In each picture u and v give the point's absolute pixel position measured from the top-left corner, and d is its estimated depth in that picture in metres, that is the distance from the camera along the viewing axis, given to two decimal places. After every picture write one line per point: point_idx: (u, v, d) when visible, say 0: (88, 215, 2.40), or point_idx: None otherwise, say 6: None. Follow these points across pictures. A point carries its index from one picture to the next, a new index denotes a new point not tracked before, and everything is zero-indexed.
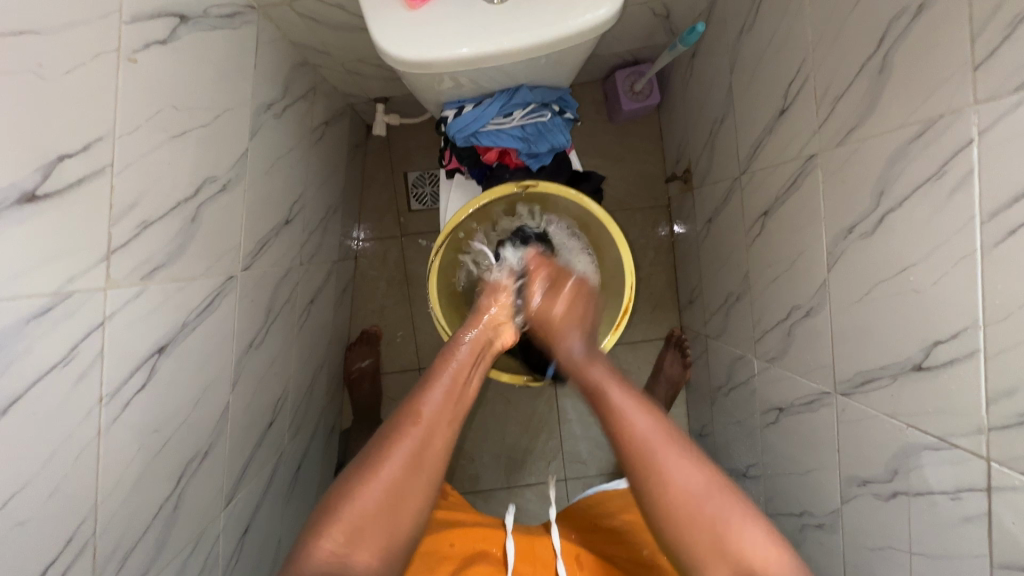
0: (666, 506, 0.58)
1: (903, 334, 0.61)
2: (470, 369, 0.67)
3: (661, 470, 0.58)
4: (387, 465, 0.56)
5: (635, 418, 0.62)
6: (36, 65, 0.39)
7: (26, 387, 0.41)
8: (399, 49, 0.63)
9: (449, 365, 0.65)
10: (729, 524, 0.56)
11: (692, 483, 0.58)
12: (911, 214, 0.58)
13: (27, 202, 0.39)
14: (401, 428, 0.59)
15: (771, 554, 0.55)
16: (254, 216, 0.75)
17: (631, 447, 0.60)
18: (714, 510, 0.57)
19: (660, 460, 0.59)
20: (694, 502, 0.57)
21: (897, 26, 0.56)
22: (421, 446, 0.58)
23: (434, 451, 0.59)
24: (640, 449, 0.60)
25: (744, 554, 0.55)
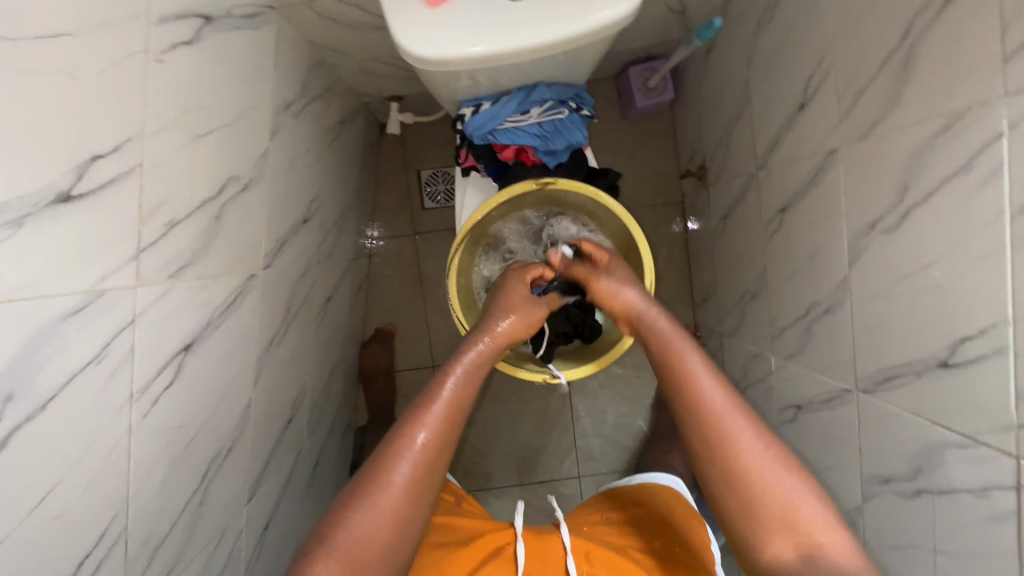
0: (734, 473, 0.57)
1: (928, 330, 0.60)
2: (470, 385, 0.64)
3: (731, 436, 0.58)
4: (390, 488, 0.53)
5: (704, 381, 0.61)
6: (70, 67, 0.40)
7: (63, 383, 0.42)
8: (420, 47, 0.63)
9: (450, 382, 0.63)
10: (789, 494, 0.55)
11: (761, 451, 0.57)
12: (937, 210, 0.57)
13: (62, 202, 0.40)
14: (403, 445, 0.56)
15: (827, 527, 0.53)
16: (274, 214, 0.75)
17: (698, 410, 0.60)
18: (778, 480, 0.56)
19: (729, 426, 0.58)
20: (758, 468, 0.56)
21: (923, 18, 0.56)
22: (421, 468, 0.55)
23: (431, 474, 0.56)
24: (709, 413, 0.59)
25: (807, 522, 0.53)
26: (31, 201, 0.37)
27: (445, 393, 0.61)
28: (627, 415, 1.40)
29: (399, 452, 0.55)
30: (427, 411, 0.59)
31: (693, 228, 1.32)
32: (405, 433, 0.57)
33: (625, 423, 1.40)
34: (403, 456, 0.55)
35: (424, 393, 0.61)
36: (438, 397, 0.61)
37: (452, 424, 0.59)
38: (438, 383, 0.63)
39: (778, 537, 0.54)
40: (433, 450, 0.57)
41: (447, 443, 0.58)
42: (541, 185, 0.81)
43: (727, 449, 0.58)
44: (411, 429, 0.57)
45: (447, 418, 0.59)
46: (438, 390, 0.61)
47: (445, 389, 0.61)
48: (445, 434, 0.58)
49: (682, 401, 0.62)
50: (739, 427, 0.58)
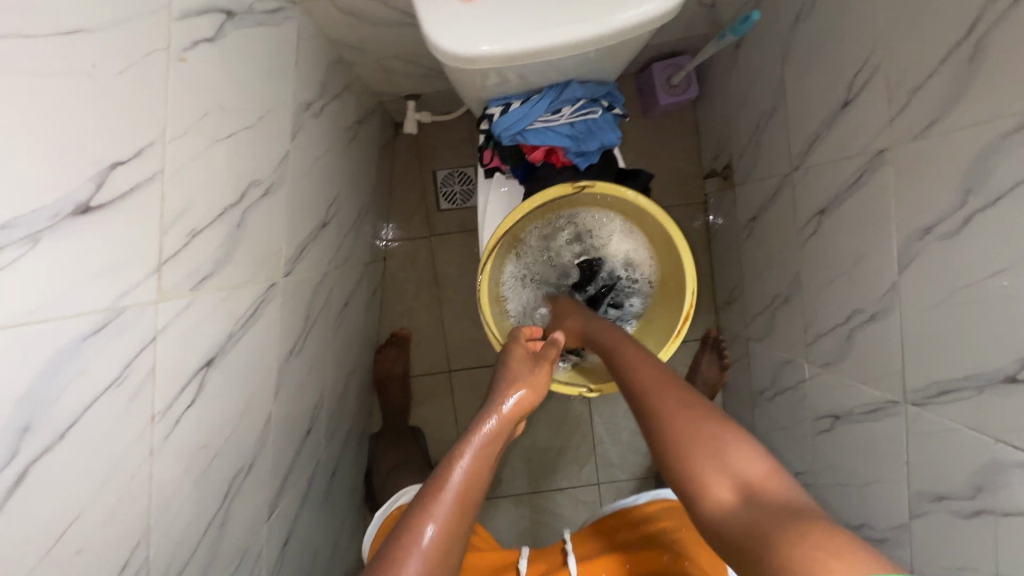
0: (670, 440, 0.52)
1: (993, 342, 0.57)
2: (483, 472, 0.56)
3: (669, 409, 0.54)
4: None
5: (643, 368, 0.63)
6: (89, 66, 0.37)
7: (82, 409, 0.39)
8: (452, 43, 0.60)
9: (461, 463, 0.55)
10: (723, 443, 0.49)
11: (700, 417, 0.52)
12: (1006, 215, 0.53)
13: (81, 214, 0.37)
14: (410, 539, 0.48)
15: (773, 476, 0.45)
16: (295, 219, 0.72)
17: (646, 396, 0.59)
18: (707, 432, 0.50)
19: (667, 396, 0.56)
20: (686, 419, 0.52)
21: (994, 10, 0.52)
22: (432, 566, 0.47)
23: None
24: (643, 391, 0.59)
25: (740, 461, 0.47)
26: (48, 213, 0.34)
27: (454, 479, 0.53)
28: None
29: (405, 552, 0.47)
30: (436, 499, 0.51)
31: (716, 229, 1.29)
32: (415, 518, 0.49)
33: None
34: (410, 546, 0.47)
35: (429, 480, 0.53)
36: (447, 485, 0.52)
37: (465, 514, 0.52)
38: (447, 467, 0.54)
39: (715, 477, 0.47)
40: (444, 537, 0.49)
41: (457, 537, 0.50)
42: (578, 188, 0.78)
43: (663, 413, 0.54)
44: (418, 518, 0.49)
45: (457, 507, 0.51)
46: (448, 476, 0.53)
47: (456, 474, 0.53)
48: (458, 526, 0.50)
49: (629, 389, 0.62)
50: (678, 402, 0.55)
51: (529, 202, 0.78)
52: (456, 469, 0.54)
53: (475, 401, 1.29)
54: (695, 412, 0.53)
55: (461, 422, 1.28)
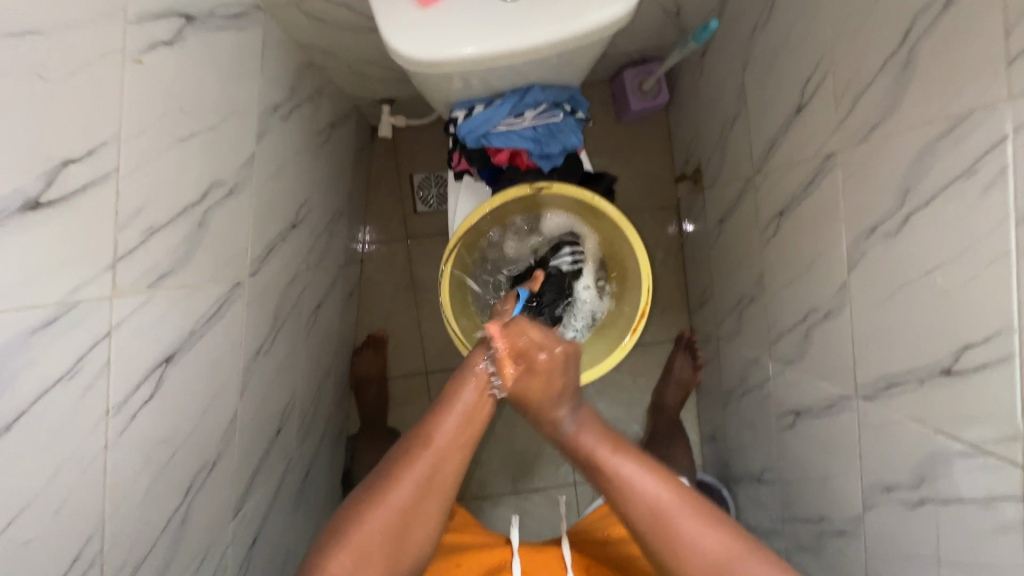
0: (677, 560, 0.58)
1: (931, 336, 0.59)
2: (485, 406, 0.64)
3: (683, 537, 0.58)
4: (397, 493, 0.57)
5: (641, 484, 0.61)
6: (39, 67, 0.38)
7: (31, 401, 0.39)
8: (410, 47, 0.61)
9: (460, 399, 0.62)
10: None
11: (712, 543, 0.58)
12: (939, 213, 0.56)
13: (30, 209, 0.38)
14: (416, 454, 0.58)
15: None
16: (262, 219, 0.73)
17: (649, 527, 0.59)
18: (735, 566, 0.57)
19: (682, 532, 0.58)
20: (706, 555, 0.58)
21: (924, 20, 0.55)
22: (424, 486, 0.58)
23: (442, 480, 0.59)
24: (652, 515, 0.59)
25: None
26: None
27: (453, 416, 0.61)
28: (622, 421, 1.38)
29: (403, 470, 0.57)
30: (433, 436, 0.60)
31: (689, 233, 1.32)
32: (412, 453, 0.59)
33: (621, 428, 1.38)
34: (411, 468, 0.58)
35: (436, 407, 0.62)
36: (452, 409, 0.62)
37: (459, 446, 0.61)
38: (447, 399, 0.62)
39: None
40: (435, 473, 0.58)
41: (458, 455, 0.60)
42: (536, 188, 0.80)
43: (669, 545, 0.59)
44: (416, 450, 0.59)
45: (451, 442, 0.60)
46: (452, 403, 0.62)
47: (460, 402, 0.62)
48: (453, 452, 0.60)
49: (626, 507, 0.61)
50: (719, 560, 0.57)
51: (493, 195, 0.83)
52: (458, 400, 0.62)
53: None
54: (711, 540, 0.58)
55: None
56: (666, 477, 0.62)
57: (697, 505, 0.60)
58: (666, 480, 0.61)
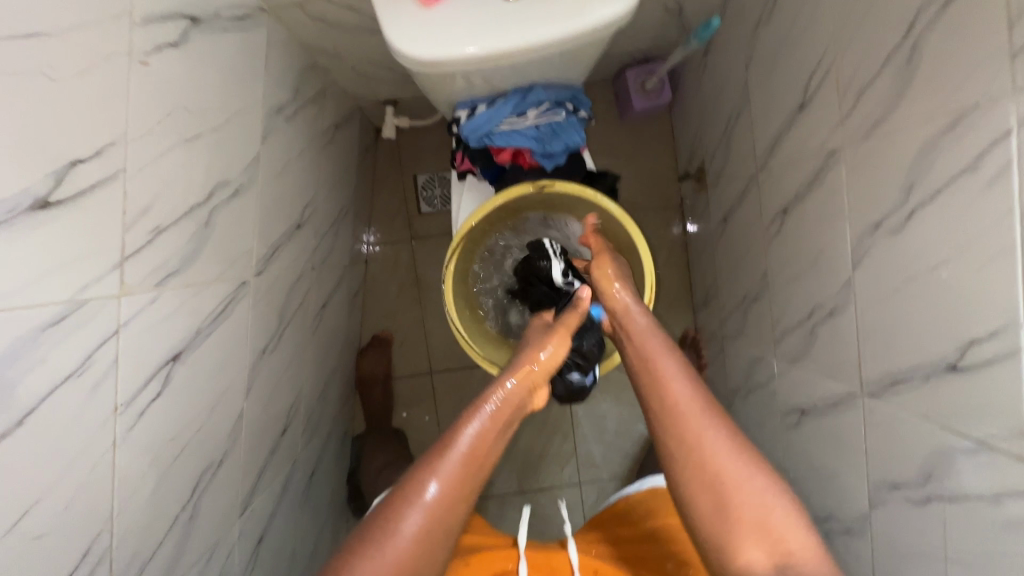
0: (694, 460, 0.58)
1: (936, 332, 0.59)
2: (492, 443, 0.61)
3: (702, 435, 0.59)
4: (395, 542, 0.52)
5: (676, 377, 0.63)
6: (46, 68, 0.39)
7: (41, 398, 0.40)
8: (413, 47, 0.62)
9: (470, 432, 0.59)
10: (765, 507, 0.55)
11: (729, 451, 0.58)
12: (944, 208, 0.56)
13: (40, 208, 0.38)
14: (415, 494, 0.54)
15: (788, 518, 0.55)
16: (267, 219, 0.74)
17: (675, 418, 0.61)
18: (757, 488, 0.56)
19: (703, 432, 0.59)
20: (732, 469, 0.57)
21: (927, 14, 0.55)
22: (434, 521, 0.53)
23: (445, 527, 0.54)
24: (677, 414, 0.61)
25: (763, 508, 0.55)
26: (6, 207, 0.36)
27: (463, 444, 0.58)
28: (626, 420, 1.38)
29: (410, 503, 0.53)
30: (442, 461, 0.56)
31: (693, 231, 1.31)
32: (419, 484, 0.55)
33: (626, 428, 1.38)
34: (409, 511, 0.53)
35: (441, 439, 0.59)
36: (456, 444, 0.58)
37: (470, 479, 0.57)
38: (456, 429, 0.60)
39: (751, 544, 0.53)
40: (445, 507, 0.54)
41: (463, 496, 0.56)
42: (539, 187, 0.80)
43: (697, 460, 0.58)
44: (424, 478, 0.55)
45: (463, 474, 0.56)
46: (457, 436, 0.59)
47: (465, 436, 0.59)
48: (464, 483, 0.56)
49: (658, 402, 0.63)
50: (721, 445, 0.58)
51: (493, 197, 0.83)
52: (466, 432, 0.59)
53: (456, 401, 1.30)
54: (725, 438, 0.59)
55: (442, 423, 1.29)
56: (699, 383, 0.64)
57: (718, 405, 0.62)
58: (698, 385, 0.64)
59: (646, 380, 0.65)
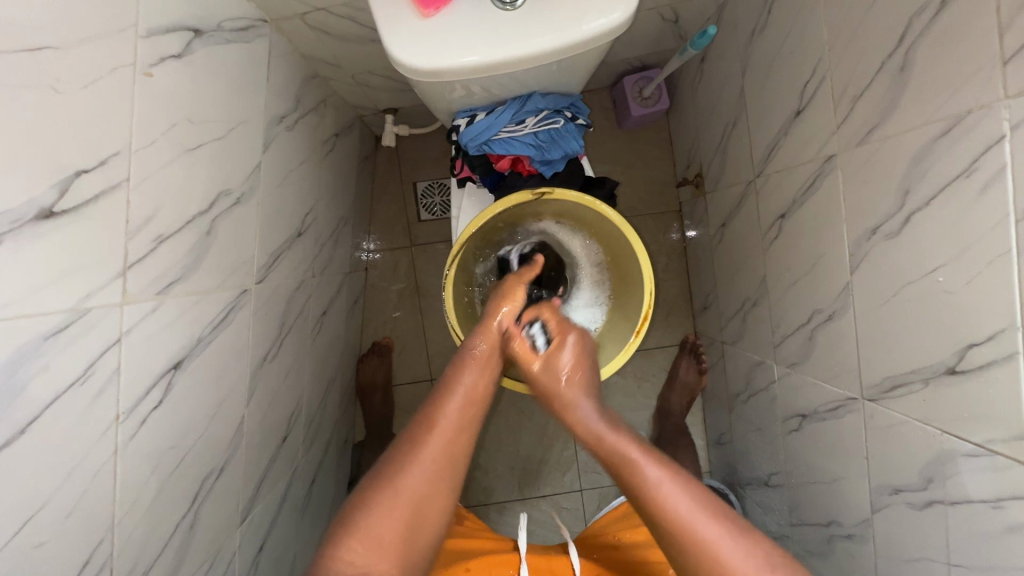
0: (705, 563, 0.54)
1: (934, 336, 0.59)
2: (488, 380, 0.70)
3: (698, 529, 0.55)
4: (413, 461, 0.58)
5: (647, 469, 0.60)
6: (53, 80, 0.39)
7: (44, 406, 0.40)
8: (412, 58, 0.63)
9: (467, 374, 0.68)
10: None
11: (728, 541, 0.54)
12: (939, 213, 0.56)
13: (45, 218, 0.39)
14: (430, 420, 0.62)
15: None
16: (269, 227, 0.75)
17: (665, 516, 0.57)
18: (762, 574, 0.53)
19: (698, 526, 0.55)
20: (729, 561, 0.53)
21: (919, 23, 0.55)
22: (437, 464, 0.59)
23: (455, 451, 0.62)
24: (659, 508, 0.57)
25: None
26: (12, 217, 0.36)
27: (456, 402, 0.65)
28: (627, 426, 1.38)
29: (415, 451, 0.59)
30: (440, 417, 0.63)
31: (691, 237, 1.32)
32: (422, 433, 0.61)
33: None
34: (423, 438, 0.60)
35: (443, 381, 0.68)
36: (456, 383, 0.67)
37: (471, 411, 0.65)
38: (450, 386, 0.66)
39: None
40: (449, 438, 0.61)
41: (468, 425, 0.64)
42: (538, 195, 0.81)
43: (698, 554, 0.55)
44: (426, 430, 0.61)
45: (459, 425, 0.63)
46: (457, 377, 0.68)
47: (465, 377, 0.68)
48: (461, 432, 0.63)
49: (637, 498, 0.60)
50: (721, 535, 0.55)
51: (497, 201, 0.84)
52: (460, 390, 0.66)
53: None
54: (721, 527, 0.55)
55: None
56: (673, 464, 0.62)
57: (699, 487, 0.59)
58: (675, 469, 0.61)
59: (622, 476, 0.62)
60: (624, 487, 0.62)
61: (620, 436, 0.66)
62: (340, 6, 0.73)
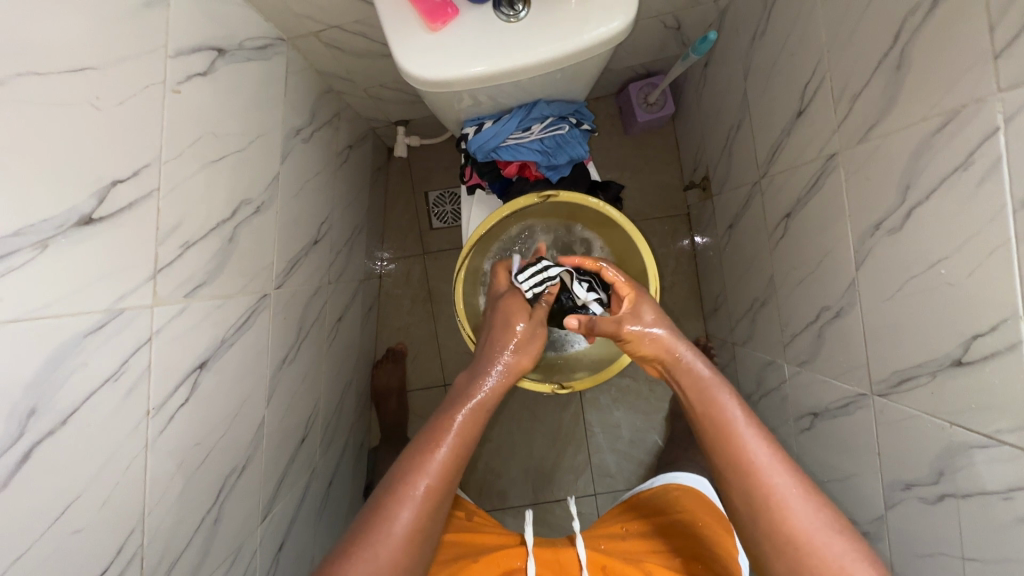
0: (777, 532, 0.55)
1: (940, 328, 0.59)
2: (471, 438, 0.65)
3: (775, 486, 0.57)
4: (388, 538, 0.55)
5: (753, 443, 0.60)
6: (92, 97, 0.43)
7: (82, 399, 0.43)
8: (421, 70, 0.66)
9: (450, 432, 0.63)
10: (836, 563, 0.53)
11: (810, 517, 0.55)
12: (940, 206, 0.57)
13: (84, 224, 0.42)
14: (406, 491, 0.58)
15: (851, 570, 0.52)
16: (286, 236, 0.78)
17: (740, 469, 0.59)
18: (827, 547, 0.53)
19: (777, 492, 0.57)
20: (807, 537, 0.54)
21: (912, 22, 0.57)
22: (421, 516, 0.57)
23: (430, 522, 0.58)
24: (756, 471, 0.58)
25: (828, 565, 0.53)
26: (55, 223, 0.40)
27: (449, 437, 0.62)
28: (642, 430, 1.38)
29: (399, 501, 0.57)
30: (429, 457, 0.60)
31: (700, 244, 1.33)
32: (411, 478, 0.59)
33: (640, 437, 1.38)
34: (400, 509, 0.56)
35: (427, 437, 0.63)
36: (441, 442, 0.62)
37: (451, 473, 0.61)
38: (448, 420, 0.64)
39: None
40: (428, 508, 0.58)
41: (446, 489, 0.60)
42: (544, 199, 0.83)
43: (784, 534, 0.55)
44: (416, 472, 0.59)
45: (448, 467, 0.61)
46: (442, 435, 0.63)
47: (448, 435, 0.63)
48: (450, 474, 0.61)
49: (732, 460, 0.60)
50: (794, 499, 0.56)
51: (506, 204, 0.87)
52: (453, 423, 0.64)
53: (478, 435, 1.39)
54: (795, 487, 0.57)
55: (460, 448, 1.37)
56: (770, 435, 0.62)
57: (789, 455, 0.60)
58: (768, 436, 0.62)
59: (716, 437, 0.63)
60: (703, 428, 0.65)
61: (723, 394, 0.65)
62: (354, 23, 0.76)
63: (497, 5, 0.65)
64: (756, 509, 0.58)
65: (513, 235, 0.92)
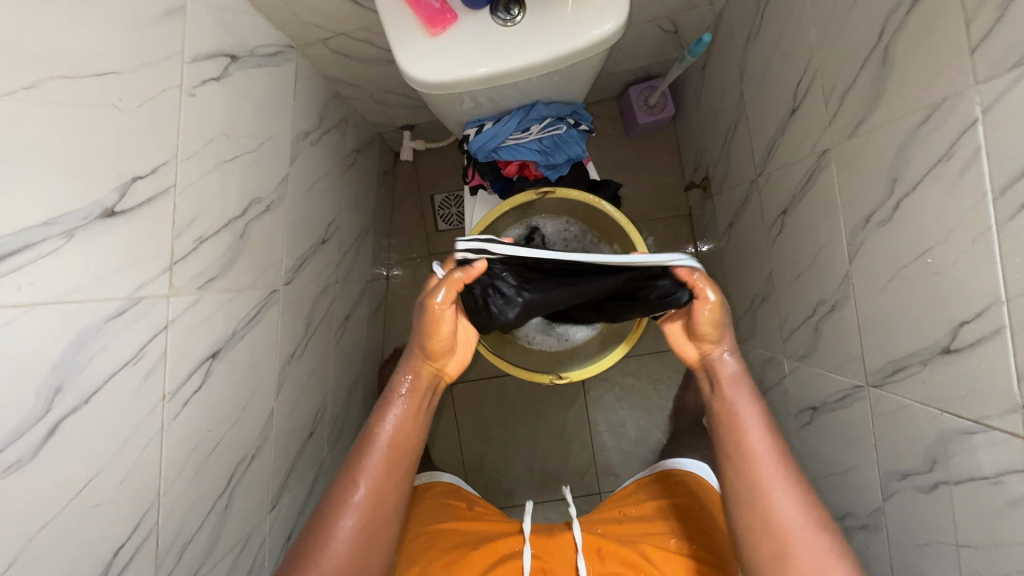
0: (766, 525, 0.59)
1: (928, 317, 0.61)
2: (405, 438, 0.65)
3: (761, 475, 0.61)
4: (335, 542, 0.59)
5: (754, 436, 0.63)
6: (115, 99, 0.46)
7: (103, 380, 0.46)
8: (423, 74, 0.69)
9: (380, 437, 0.64)
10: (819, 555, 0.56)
11: (796, 511, 0.59)
12: (925, 197, 0.58)
13: (107, 217, 0.45)
14: (346, 498, 0.61)
15: (832, 565, 0.56)
16: (295, 235, 0.81)
17: (739, 466, 0.63)
18: (807, 541, 0.57)
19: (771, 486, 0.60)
20: (791, 529, 0.58)
21: (895, 19, 0.59)
22: (363, 519, 0.60)
23: (378, 521, 0.61)
24: (750, 466, 0.62)
25: (808, 555, 0.56)
26: (81, 215, 0.43)
27: (379, 442, 0.64)
28: (646, 429, 1.39)
29: (340, 508, 0.60)
30: (363, 464, 0.63)
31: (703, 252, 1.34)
32: (345, 488, 0.61)
33: (645, 436, 1.38)
34: (342, 517, 0.60)
35: (361, 440, 0.65)
36: (375, 447, 0.64)
37: (392, 472, 0.63)
38: (374, 426, 0.65)
39: None
40: (374, 510, 0.61)
41: (389, 488, 0.63)
42: (540, 195, 0.86)
43: (771, 528, 0.59)
44: (350, 483, 0.62)
45: (382, 472, 0.63)
46: (374, 439, 0.64)
47: (380, 439, 0.64)
48: (386, 474, 0.63)
49: (732, 454, 0.64)
50: (780, 491, 0.60)
51: (514, 198, 0.87)
52: (379, 430, 0.65)
53: (481, 440, 1.42)
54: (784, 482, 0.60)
55: (465, 451, 1.41)
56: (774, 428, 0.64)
57: (787, 450, 0.63)
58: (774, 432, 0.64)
59: (725, 430, 0.65)
60: (713, 416, 0.68)
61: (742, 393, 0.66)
62: (359, 31, 0.80)
63: (494, 10, 0.68)
64: (746, 499, 0.61)
65: (517, 227, 0.94)
